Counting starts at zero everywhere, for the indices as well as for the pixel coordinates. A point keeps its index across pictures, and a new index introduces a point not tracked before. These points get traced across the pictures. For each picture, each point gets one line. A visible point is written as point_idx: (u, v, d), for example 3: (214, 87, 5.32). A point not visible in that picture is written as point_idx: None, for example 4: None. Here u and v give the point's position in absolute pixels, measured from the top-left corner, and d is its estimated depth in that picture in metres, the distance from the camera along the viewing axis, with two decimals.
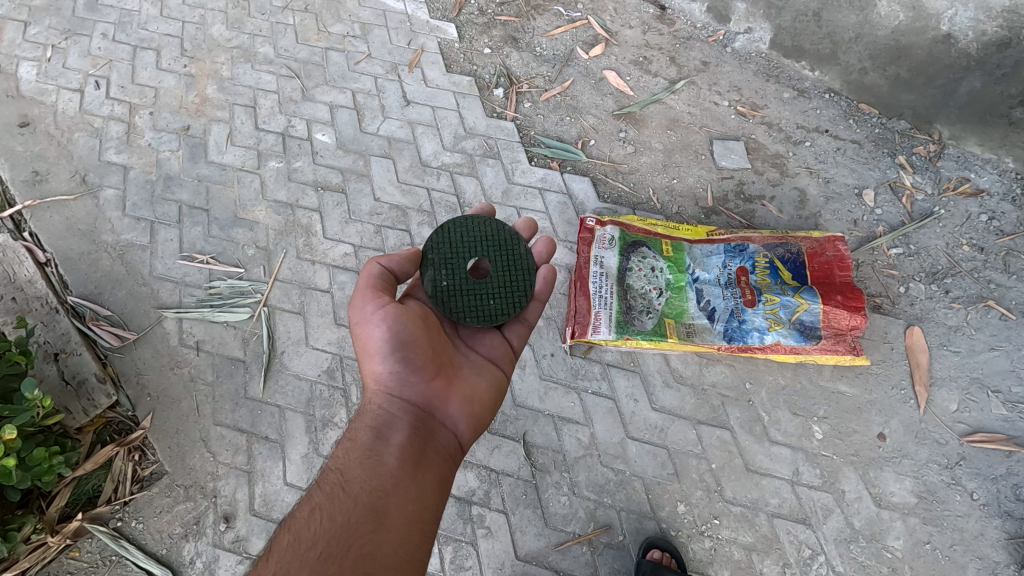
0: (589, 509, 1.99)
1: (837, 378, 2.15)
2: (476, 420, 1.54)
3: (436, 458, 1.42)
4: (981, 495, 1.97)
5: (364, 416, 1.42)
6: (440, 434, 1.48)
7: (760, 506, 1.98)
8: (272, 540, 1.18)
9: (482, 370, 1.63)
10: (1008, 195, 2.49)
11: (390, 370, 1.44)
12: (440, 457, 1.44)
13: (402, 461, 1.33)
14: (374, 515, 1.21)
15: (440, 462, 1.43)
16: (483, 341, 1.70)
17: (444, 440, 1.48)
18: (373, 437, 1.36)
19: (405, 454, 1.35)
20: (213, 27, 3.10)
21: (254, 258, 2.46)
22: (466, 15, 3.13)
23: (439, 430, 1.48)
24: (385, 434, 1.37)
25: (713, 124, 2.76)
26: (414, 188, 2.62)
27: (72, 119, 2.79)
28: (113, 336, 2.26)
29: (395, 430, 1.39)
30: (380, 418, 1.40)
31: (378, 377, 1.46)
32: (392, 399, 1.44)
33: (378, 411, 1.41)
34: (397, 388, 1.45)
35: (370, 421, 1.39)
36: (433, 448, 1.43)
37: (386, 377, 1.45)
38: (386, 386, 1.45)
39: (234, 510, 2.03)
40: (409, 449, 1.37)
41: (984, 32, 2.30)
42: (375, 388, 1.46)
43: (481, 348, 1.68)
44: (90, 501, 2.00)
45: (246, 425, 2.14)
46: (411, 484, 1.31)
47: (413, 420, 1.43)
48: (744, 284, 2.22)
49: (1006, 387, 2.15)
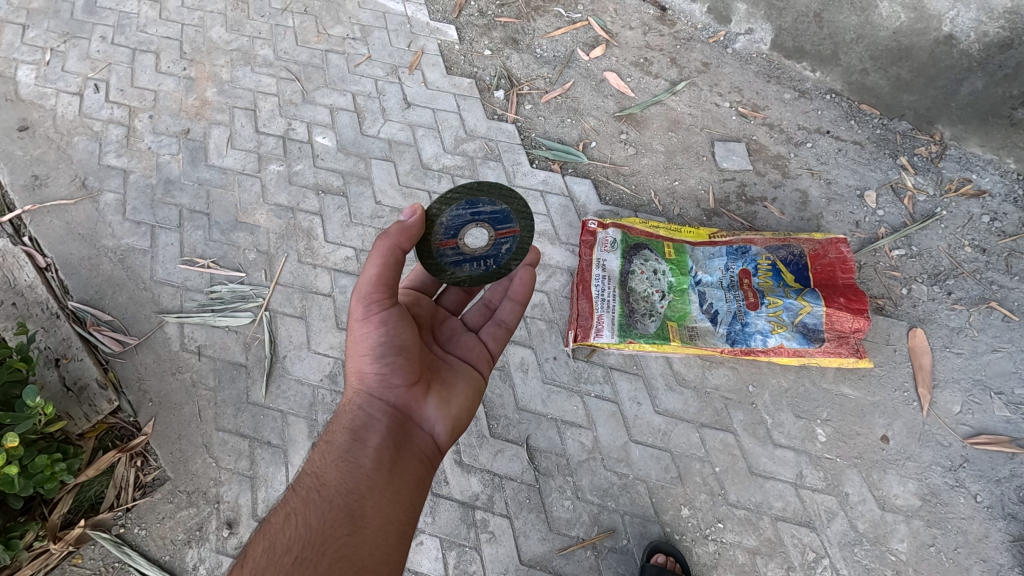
0: (593, 513, 1.98)
1: (840, 380, 2.15)
2: (454, 424, 1.53)
3: (414, 459, 1.42)
4: (985, 497, 1.97)
5: (342, 418, 1.42)
6: (418, 436, 1.47)
7: (764, 509, 1.98)
8: (246, 545, 1.17)
9: (461, 373, 1.64)
10: (1010, 196, 2.49)
11: (375, 371, 1.44)
12: (418, 459, 1.43)
13: (379, 463, 1.33)
14: (350, 519, 1.20)
15: (417, 464, 1.43)
16: (458, 344, 1.74)
17: (421, 442, 1.48)
18: (351, 439, 1.36)
19: (382, 456, 1.35)
20: (213, 29, 3.09)
21: (255, 262, 2.45)
22: (466, 16, 3.13)
23: (417, 433, 1.47)
24: (363, 436, 1.37)
25: (714, 125, 2.76)
26: (415, 191, 2.62)
27: (72, 123, 2.78)
28: (114, 341, 2.25)
29: (373, 431, 1.39)
30: (358, 419, 1.40)
31: (361, 377, 1.46)
32: (373, 400, 1.44)
33: (357, 412, 1.41)
34: (379, 389, 1.45)
35: (348, 423, 1.39)
36: (411, 451, 1.43)
37: (370, 377, 1.45)
38: (369, 387, 1.45)
39: (237, 515, 2.02)
40: (387, 451, 1.37)
41: (986, 32, 2.29)
42: (356, 388, 1.46)
43: (458, 351, 1.72)
44: (92, 507, 1.99)
45: (248, 430, 2.13)
46: (388, 486, 1.31)
47: (392, 422, 1.42)
48: (746, 286, 2.21)
49: (1010, 389, 2.14)
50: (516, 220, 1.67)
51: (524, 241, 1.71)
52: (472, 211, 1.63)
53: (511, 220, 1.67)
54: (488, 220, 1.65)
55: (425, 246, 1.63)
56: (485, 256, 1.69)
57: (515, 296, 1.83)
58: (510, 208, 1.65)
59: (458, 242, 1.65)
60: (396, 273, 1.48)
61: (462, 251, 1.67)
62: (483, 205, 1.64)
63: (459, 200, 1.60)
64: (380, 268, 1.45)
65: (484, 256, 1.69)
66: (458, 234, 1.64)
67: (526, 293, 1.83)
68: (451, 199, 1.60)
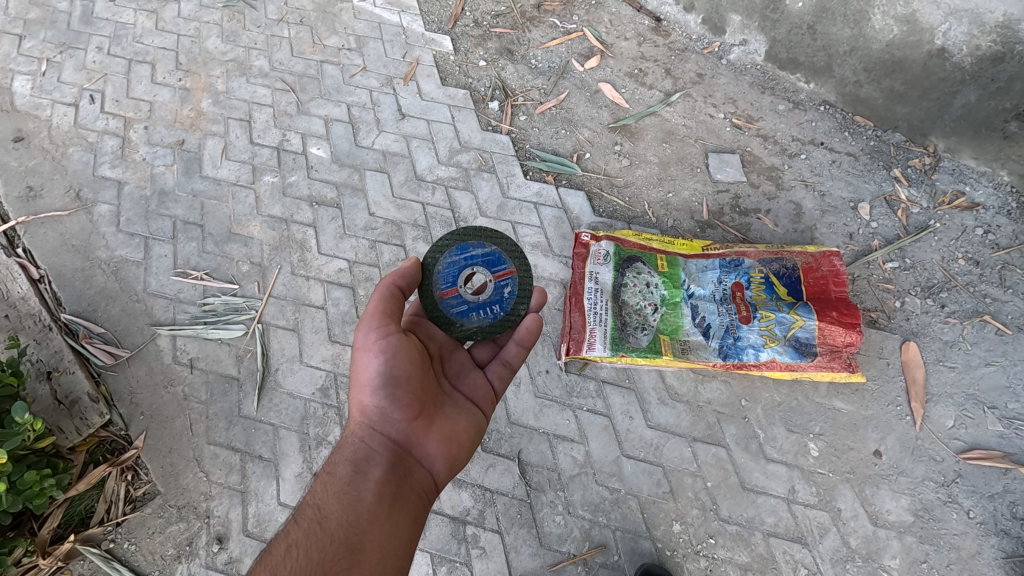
0: (584, 529, 1.97)
1: (833, 395, 2.14)
2: (453, 460, 1.58)
3: (412, 494, 1.47)
4: (977, 513, 1.96)
5: (344, 450, 1.48)
6: (417, 472, 1.53)
7: (756, 525, 1.97)
8: None
9: (464, 410, 1.69)
10: (1004, 208, 2.48)
11: (377, 405, 1.49)
12: (416, 493, 1.49)
13: (379, 497, 1.39)
14: (351, 552, 1.25)
15: (415, 499, 1.48)
16: (467, 380, 1.77)
17: (420, 478, 1.53)
18: (353, 471, 1.42)
19: (382, 491, 1.41)
20: (209, 40, 3.10)
21: (249, 274, 2.45)
22: (461, 27, 3.15)
23: (416, 468, 1.53)
24: (365, 469, 1.43)
25: (708, 136, 2.76)
26: (409, 203, 2.61)
27: (66, 134, 2.79)
28: (107, 353, 2.25)
29: (374, 465, 1.45)
30: (360, 452, 1.46)
31: (363, 410, 1.51)
32: (374, 433, 1.49)
33: (359, 445, 1.47)
34: (379, 423, 1.50)
35: (351, 455, 1.45)
36: (410, 486, 1.48)
37: (370, 410, 1.50)
38: (370, 420, 1.50)
39: (227, 531, 2.01)
40: (387, 485, 1.43)
41: (979, 46, 2.27)
42: (358, 420, 1.52)
43: (465, 388, 1.75)
44: (82, 522, 1.99)
45: (240, 443, 2.13)
46: (387, 520, 1.36)
47: (391, 457, 1.48)
48: (738, 300, 2.21)
49: (1003, 403, 2.13)
50: (509, 260, 1.81)
51: (523, 281, 1.81)
52: (465, 256, 1.81)
53: (504, 262, 1.81)
54: (482, 264, 1.81)
55: (429, 298, 1.77)
56: (489, 302, 1.79)
57: (521, 340, 1.79)
58: (500, 251, 1.81)
59: (459, 289, 1.79)
60: (392, 305, 1.59)
61: (465, 299, 1.79)
62: (474, 250, 1.82)
63: (450, 246, 1.81)
64: (379, 301, 1.57)
65: (488, 302, 1.79)
66: (456, 281, 1.79)
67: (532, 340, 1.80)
68: (443, 249, 1.81)
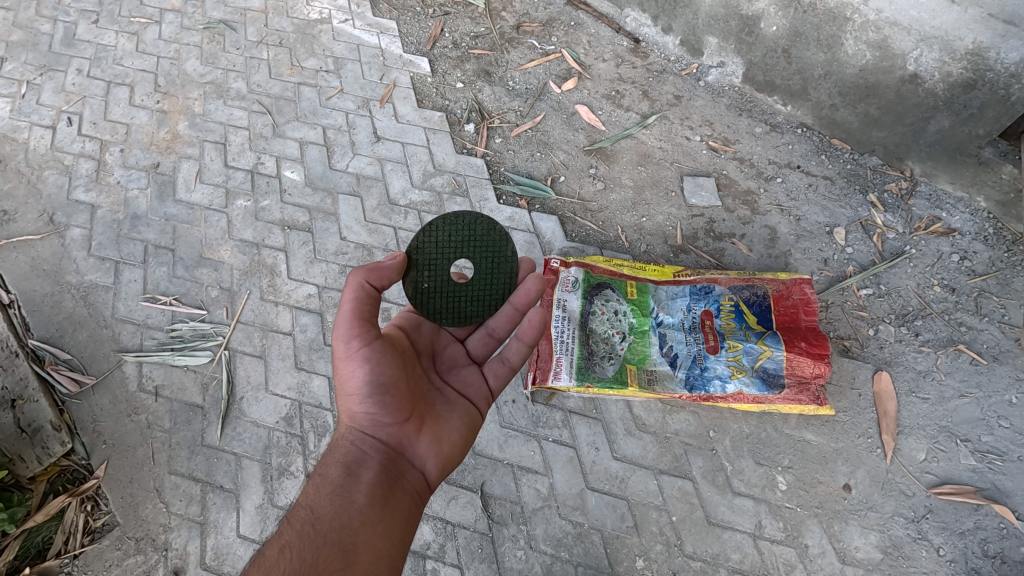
0: (545, 564, 1.94)
1: (803, 426, 2.10)
2: (445, 460, 1.54)
3: (405, 496, 1.43)
4: (947, 551, 1.92)
5: (334, 453, 1.44)
6: (409, 473, 1.48)
7: (720, 561, 1.94)
8: None
9: (456, 407, 1.65)
10: (981, 234, 2.45)
11: (366, 410, 1.44)
12: (409, 495, 1.45)
13: (372, 499, 1.35)
14: (343, 553, 1.21)
15: (407, 500, 1.44)
16: (458, 377, 1.74)
17: (412, 479, 1.48)
18: (343, 474, 1.38)
19: (374, 492, 1.37)
20: (189, 61, 3.11)
21: (218, 299, 2.44)
22: (440, 48, 3.16)
23: (408, 470, 1.48)
24: (355, 471, 1.39)
25: (684, 159, 2.74)
26: (380, 227, 2.59)
27: (42, 156, 2.80)
28: (71, 381, 2.24)
29: (366, 467, 1.40)
30: (351, 455, 1.41)
31: (353, 416, 1.46)
32: (365, 437, 1.45)
33: (350, 448, 1.43)
34: (370, 427, 1.45)
35: (341, 458, 1.41)
36: (402, 487, 1.44)
37: (360, 416, 1.45)
38: (360, 424, 1.46)
39: (183, 564, 1.99)
40: (379, 487, 1.39)
41: (950, 73, 2.25)
42: (348, 425, 1.47)
43: (457, 384, 1.72)
44: (39, 554, 1.97)
45: (201, 474, 2.11)
46: (380, 522, 1.33)
47: (384, 459, 1.44)
48: (707, 329, 2.19)
49: (977, 436, 2.09)
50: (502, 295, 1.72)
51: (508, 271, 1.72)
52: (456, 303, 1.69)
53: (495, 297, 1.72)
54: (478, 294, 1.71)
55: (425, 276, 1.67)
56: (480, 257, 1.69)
57: (522, 336, 1.70)
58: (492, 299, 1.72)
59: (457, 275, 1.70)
60: (369, 308, 1.47)
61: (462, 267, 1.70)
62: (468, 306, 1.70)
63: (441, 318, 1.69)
64: (353, 305, 1.44)
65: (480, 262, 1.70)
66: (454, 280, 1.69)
67: (534, 335, 1.70)
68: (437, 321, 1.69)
